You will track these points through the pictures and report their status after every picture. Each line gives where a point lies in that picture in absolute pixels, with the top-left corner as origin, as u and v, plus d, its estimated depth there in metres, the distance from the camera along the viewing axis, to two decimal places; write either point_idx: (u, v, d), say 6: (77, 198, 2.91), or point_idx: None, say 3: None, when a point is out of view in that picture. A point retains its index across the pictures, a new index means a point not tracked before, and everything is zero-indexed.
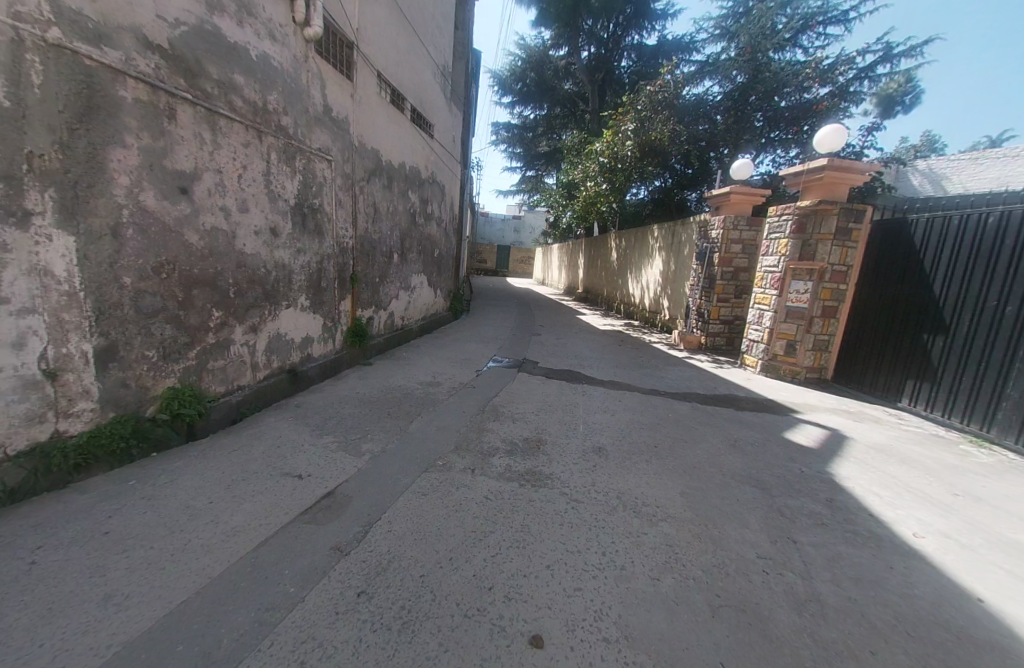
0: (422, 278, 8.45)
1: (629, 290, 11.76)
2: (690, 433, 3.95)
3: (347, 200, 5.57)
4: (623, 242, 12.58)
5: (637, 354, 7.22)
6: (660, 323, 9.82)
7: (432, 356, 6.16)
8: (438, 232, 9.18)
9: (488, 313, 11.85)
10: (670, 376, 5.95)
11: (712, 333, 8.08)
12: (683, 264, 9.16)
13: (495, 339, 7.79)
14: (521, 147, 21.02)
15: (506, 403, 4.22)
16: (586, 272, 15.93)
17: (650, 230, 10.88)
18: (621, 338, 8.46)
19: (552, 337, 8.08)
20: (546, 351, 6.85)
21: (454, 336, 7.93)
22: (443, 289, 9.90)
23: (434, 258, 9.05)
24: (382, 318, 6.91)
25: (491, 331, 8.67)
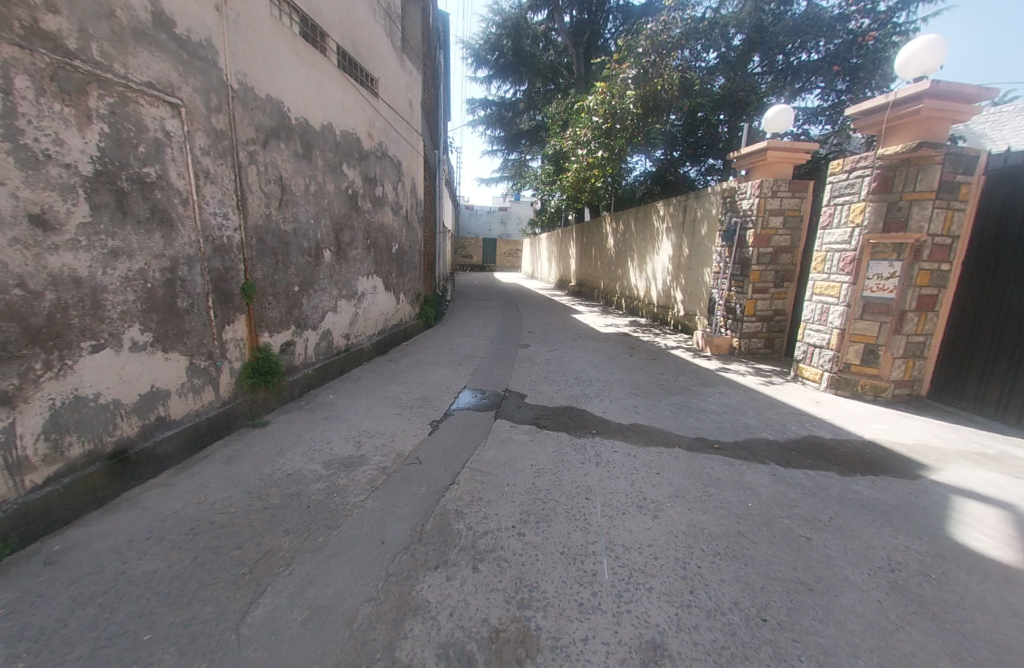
0: (375, 280, 6.54)
1: (632, 282, 9.89)
2: (803, 546, 2.19)
3: (223, 170, 3.65)
4: (621, 226, 10.67)
5: (658, 367, 5.46)
6: (674, 321, 7.98)
7: (375, 391, 4.32)
8: (397, 221, 7.21)
9: (468, 317, 9.99)
10: (715, 404, 4.18)
11: (747, 333, 6.19)
12: (700, 247, 7.28)
13: (470, 356, 5.95)
14: (502, 128, 18.98)
15: (471, 502, 2.40)
16: (580, 263, 14.02)
17: (655, 208, 8.96)
18: (633, 344, 6.67)
19: (546, 349, 6.26)
20: (539, 374, 5.03)
21: (417, 354, 6.07)
22: (410, 292, 7.99)
23: (393, 254, 7.11)
24: (311, 338, 5.03)
25: (467, 343, 6.82)
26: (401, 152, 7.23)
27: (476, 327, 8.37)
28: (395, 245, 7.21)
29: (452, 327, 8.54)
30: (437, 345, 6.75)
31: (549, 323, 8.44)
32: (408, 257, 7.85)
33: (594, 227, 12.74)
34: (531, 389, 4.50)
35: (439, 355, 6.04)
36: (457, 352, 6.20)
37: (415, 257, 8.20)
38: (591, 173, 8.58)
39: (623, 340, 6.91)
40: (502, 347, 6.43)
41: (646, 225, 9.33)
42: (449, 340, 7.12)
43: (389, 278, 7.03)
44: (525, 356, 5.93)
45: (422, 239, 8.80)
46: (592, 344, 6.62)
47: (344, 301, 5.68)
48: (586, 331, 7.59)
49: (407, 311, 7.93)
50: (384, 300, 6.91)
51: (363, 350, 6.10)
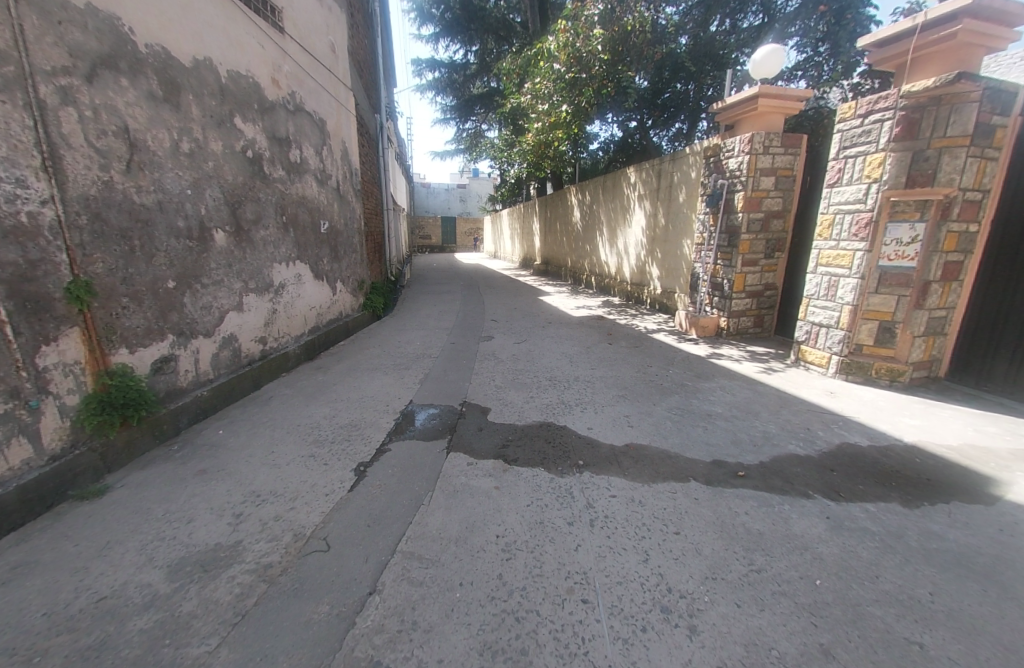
0: (299, 267, 5.32)
1: (603, 258, 9.00)
2: (923, 667, 1.40)
3: (7, 112, 2.40)
4: (587, 198, 9.72)
5: (643, 355, 4.66)
6: (651, 300, 7.18)
7: (289, 415, 3.25)
8: (325, 193, 5.93)
9: (422, 302, 8.85)
10: (722, 403, 3.39)
11: (737, 312, 5.33)
12: (679, 215, 6.41)
13: (422, 353, 4.91)
14: (453, 94, 17.32)
15: (398, 637, 1.46)
16: (545, 239, 13.03)
17: (625, 175, 8.03)
18: (610, 328, 5.85)
19: (513, 340, 5.32)
20: (506, 374, 4.10)
21: (356, 353, 4.97)
22: (350, 279, 6.78)
23: (322, 234, 5.86)
24: (205, 347, 3.84)
25: (419, 337, 5.75)
26: (324, 108, 5.89)
27: (431, 315, 7.28)
28: (325, 222, 5.94)
29: (404, 316, 7.41)
30: (383, 341, 5.66)
31: (515, 307, 7.49)
32: (345, 237, 6.59)
33: (558, 200, 11.72)
34: (495, 395, 3.55)
35: (384, 353, 4.97)
36: (406, 348, 5.15)
37: (354, 237, 6.95)
38: (553, 135, 7.54)
39: (598, 324, 6.09)
40: (461, 340, 5.42)
41: (616, 193, 8.40)
42: (397, 333, 6.04)
43: (319, 263, 5.80)
44: (488, 350, 4.97)
45: (363, 216, 7.54)
46: (565, 330, 5.75)
47: (254, 294, 4.47)
48: (556, 315, 6.72)
49: (348, 303, 6.73)
50: (315, 290, 5.71)
51: (285, 355, 4.92)
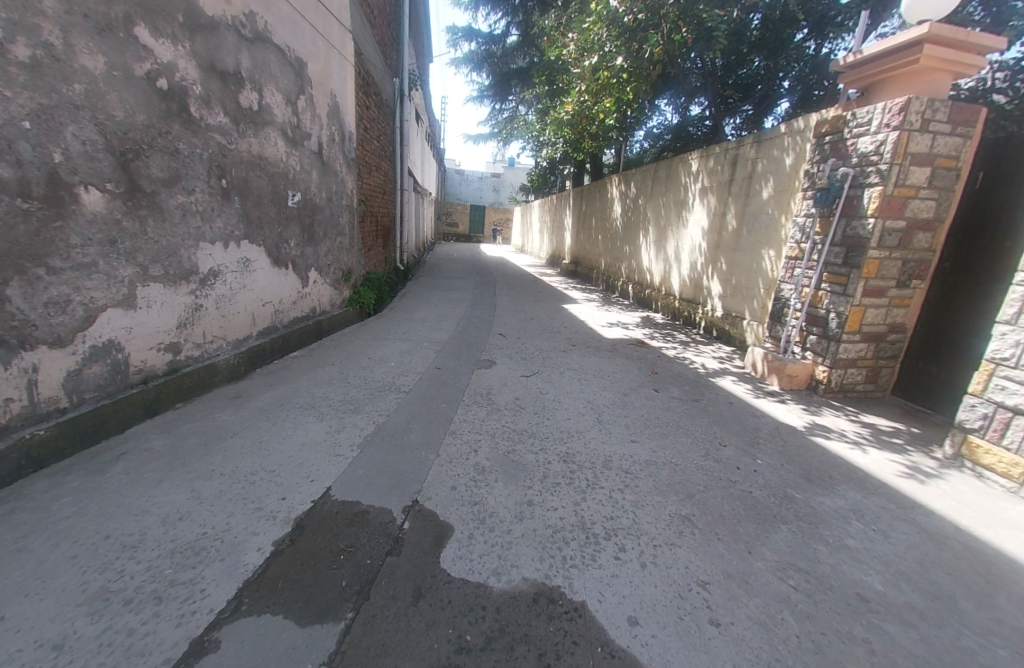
0: (248, 248, 3.98)
1: (647, 264, 7.33)
2: None
3: None
4: (632, 189, 8.04)
5: (712, 420, 3.09)
6: (707, 325, 5.52)
7: (113, 506, 1.91)
8: (298, 155, 4.58)
9: (426, 298, 7.40)
10: (875, 564, 1.85)
11: (845, 361, 3.66)
12: (761, 216, 4.73)
13: (391, 379, 3.47)
14: (489, 70, 15.70)
15: None
16: (578, 235, 11.37)
17: (684, 161, 6.36)
18: (657, 363, 4.28)
19: (523, 371, 3.81)
20: (501, 437, 2.62)
21: (304, 372, 3.59)
22: (331, 267, 5.41)
23: (290, 207, 4.51)
24: (51, 362, 2.57)
25: (399, 348, 4.30)
26: (303, 44, 4.51)
27: (430, 317, 5.83)
28: (296, 192, 4.58)
29: (397, 315, 5.97)
30: (351, 350, 4.25)
31: (536, 316, 5.98)
32: (328, 215, 5.23)
33: (597, 191, 10.06)
34: (469, 492, 2.07)
35: (341, 373, 3.57)
36: (374, 367, 3.73)
37: (342, 216, 5.58)
38: (600, 107, 6.03)
39: (641, 355, 4.52)
40: (453, 362, 3.95)
41: (670, 185, 6.71)
42: (376, 339, 4.63)
43: (282, 245, 4.46)
44: (483, 384, 3.47)
45: (359, 189, 6.15)
46: (595, 361, 4.21)
47: (158, 284, 3.17)
48: (586, 335, 5.18)
49: (326, 296, 5.38)
50: (273, 280, 4.37)
51: (209, 368, 3.61)
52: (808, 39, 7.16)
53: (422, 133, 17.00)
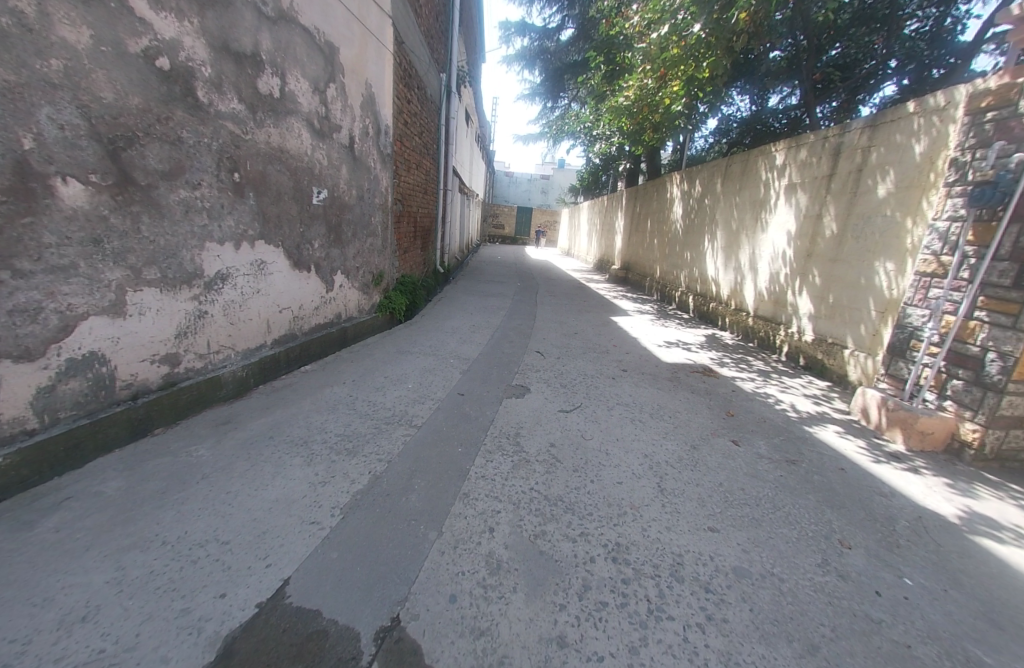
0: (263, 249, 3.60)
1: (711, 274, 6.38)
2: None
3: None
4: (696, 187, 7.09)
5: (820, 498, 2.25)
6: (790, 350, 4.56)
7: (13, 587, 1.47)
8: (326, 149, 4.18)
9: (462, 304, 6.86)
10: None
11: (1008, 419, 2.68)
12: (875, 220, 3.77)
13: (404, 407, 2.91)
14: (541, 67, 15.09)
15: None
16: (630, 239, 10.47)
17: (764, 155, 5.41)
18: (732, 401, 3.42)
19: (561, 403, 3.12)
20: (528, 510, 1.95)
21: (309, 393, 3.12)
22: (360, 270, 4.99)
23: (315, 205, 4.11)
24: (16, 378, 2.24)
25: (422, 366, 3.76)
26: (336, 27, 4.11)
27: (463, 327, 5.27)
28: (322, 189, 4.18)
29: (428, 323, 5.47)
30: (370, 364, 3.75)
31: (582, 331, 5.24)
32: (358, 214, 4.81)
33: (654, 191, 9.14)
34: (475, 611, 1.44)
35: (350, 396, 3.06)
36: (388, 390, 3.19)
37: (374, 215, 5.15)
38: (663, 94, 5.37)
39: (711, 388, 3.66)
40: (480, 387, 3.33)
41: (745, 182, 5.77)
42: (401, 352, 4.12)
43: (305, 247, 4.07)
44: (512, 420, 2.83)
45: (395, 187, 5.73)
46: (652, 394, 3.44)
47: (154, 289, 2.82)
48: (641, 357, 4.38)
49: (354, 302, 4.97)
50: (292, 284, 3.98)
51: (211, 383, 3.23)
52: (924, 7, 5.90)
53: (471, 133, 16.68)
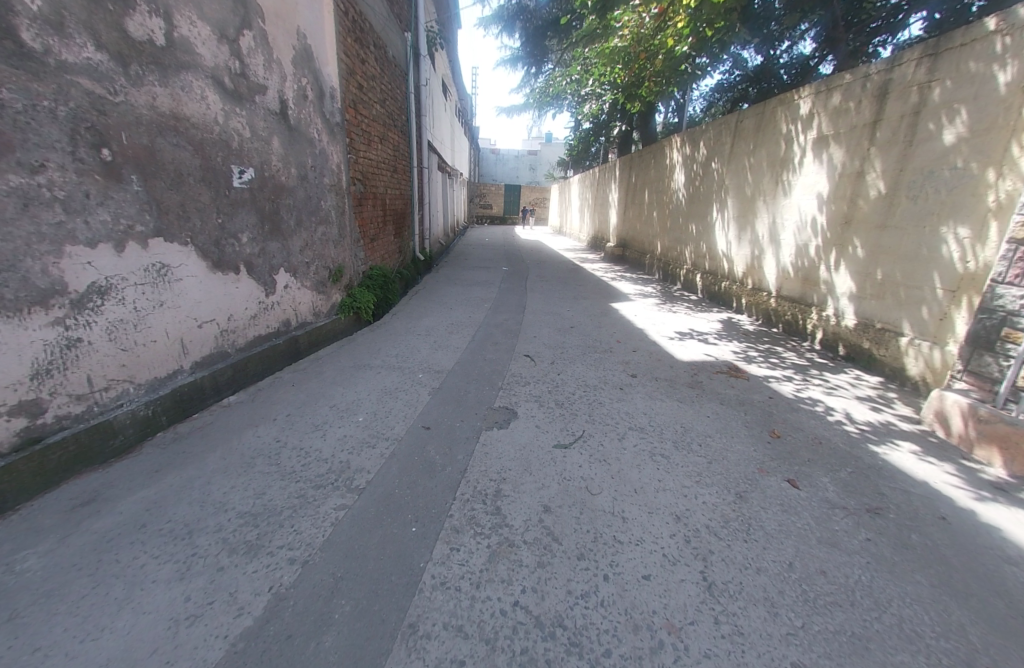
0: (162, 249, 2.78)
1: (723, 248, 5.58)
2: None
3: None
4: (700, 149, 6.23)
5: (938, 583, 1.54)
6: (826, 338, 3.84)
7: None
8: (245, 116, 3.30)
9: (442, 295, 6.03)
10: None
11: None
12: (939, 174, 3.01)
13: (348, 457, 2.16)
14: (520, 27, 13.84)
15: None
16: (626, 213, 9.60)
17: (785, 105, 4.57)
18: (774, 413, 2.68)
19: (557, 432, 2.37)
20: (508, 661, 1.22)
21: (226, 438, 2.37)
22: (310, 265, 4.16)
23: (237, 189, 3.27)
24: None
25: (383, 384, 2.99)
26: None
27: (440, 325, 4.48)
28: (245, 167, 3.32)
29: (399, 322, 4.66)
30: (315, 386, 2.98)
31: (579, 324, 4.46)
32: (302, 197, 3.95)
33: (650, 157, 8.24)
34: None
35: (278, 442, 2.31)
36: (330, 427, 2.43)
37: (325, 198, 4.28)
38: (662, 37, 4.56)
39: (744, 394, 2.92)
40: (453, 414, 2.57)
41: (761, 139, 4.93)
42: (358, 365, 3.34)
43: (228, 243, 3.24)
44: (492, 466, 2.08)
45: (351, 163, 4.84)
46: (674, 408, 2.68)
47: None
48: (653, 353, 3.61)
49: (306, 304, 4.15)
50: (213, 291, 3.17)
51: (99, 430, 2.47)
52: None
53: (450, 105, 15.49)
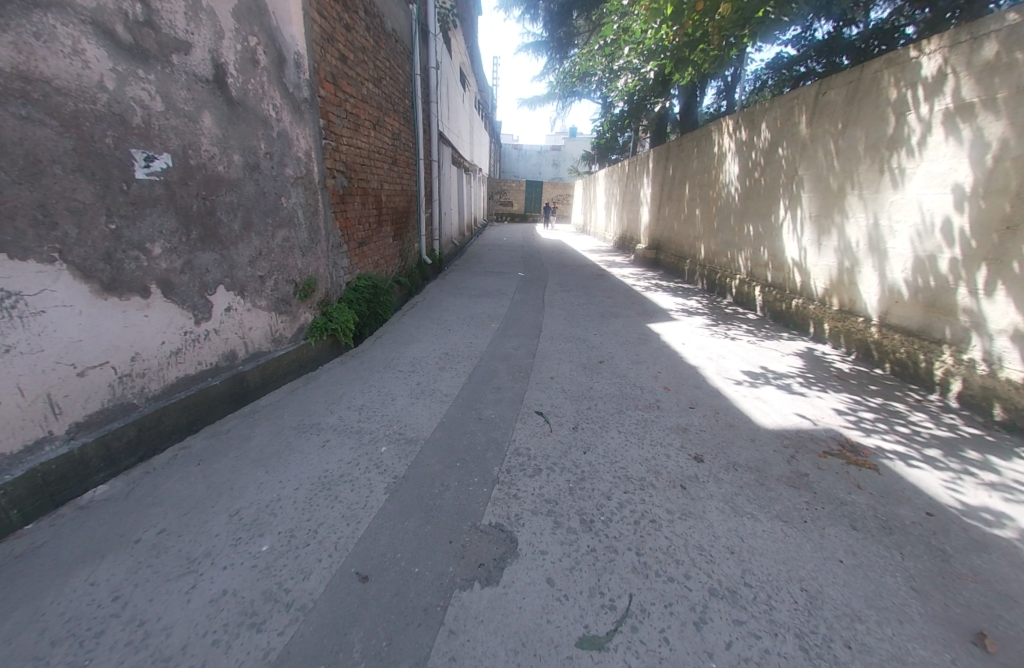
0: (4, 271, 1.89)
1: (794, 255, 4.41)
2: None
3: None
4: (762, 133, 5.05)
5: None
6: (972, 393, 2.72)
7: None
8: (155, 81, 2.40)
9: (442, 308, 5.04)
10: None
11: None
12: None
13: (207, 656, 1.21)
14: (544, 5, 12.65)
15: None
16: (661, 210, 8.41)
17: (896, 66, 3.41)
18: (952, 555, 1.61)
19: (585, 601, 1.35)
20: None
21: (41, 586, 1.45)
22: (266, 279, 3.25)
23: (141, 181, 2.37)
24: None
25: (324, 466, 2.03)
26: None
27: (429, 353, 3.50)
28: (155, 152, 2.43)
29: (381, 347, 3.69)
30: (229, 467, 2.05)
31: (612, 356, 3.39)
32: (252, 193, 3.04)
33: (692, 145, 7.06)
34: None
35: (111, 606, 1.36)
36: (209, 569, 1.48)
37: (289, 194, 3.35)
38: None
39: (885, 507, 1.83)
40: (410, 540, 1.57)
41: (855, 114, 3.77)
42: (303, 425, 2.39)
43: (129, 255, 2.35)
44: None
45: (330, 152, 3.90)
46: (779, 539, 1.61)
47: None
48: (721, 413, 2.52)
49: (258, 329, 3.24)
50: (104, 324, 2.28)
51: None
52: None
53: (468, 95, 14.49)
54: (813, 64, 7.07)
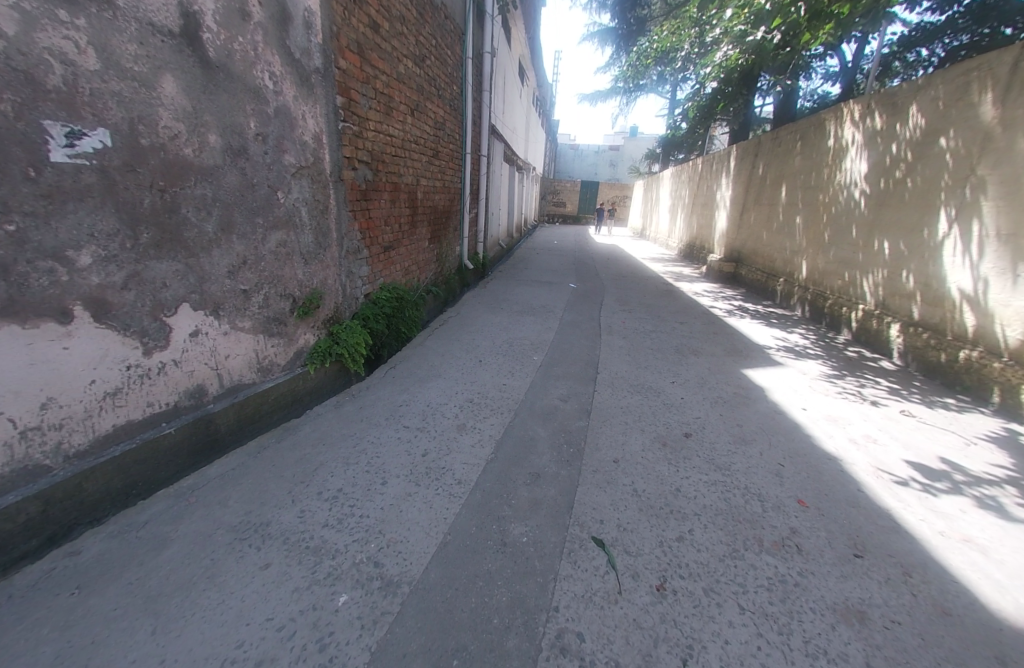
0: None
1: (960, 288, 3.20)
2: None
3: None
4: (914, 120, 3.82)
5: None
6: None
7: None
8: (86, 29, 1.73)
9: (478, 327, 4.18)
10: None
11: None
12: None
13: None
14: None
15: None
16: (743, 216, 7.12)
17: None
18: None
19: None
20: None
21: None
22: (252, 295, 2.54)
23: (58, 165, 1.72)
24: None
25: (239, 636, 1.23)
26: None
27: (448, 394, 2.65)
28: (84, 127, 1.77)
29: (393, 381, 2.88)
30: (108, 613, 1.30)
31: (701, 426, 2.37)
32: (234, 186, 2.33)
33: (795, 139, 5.79)
34: None
35: None
36: None
37: (288, 187, 2.63)
38: None
39: None
40: None
41: None
42: (246, 529, 1.61)
43: (35, 266, 1.70)
44: None
45: (351, 138, 3.15)
46: None
47: None
48: (912, 580, 1.49)
49: (238, 357, 2.53)
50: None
51: None
52: None
53: (527, 90, 13.69)
54: (966, 37, 5.57)
